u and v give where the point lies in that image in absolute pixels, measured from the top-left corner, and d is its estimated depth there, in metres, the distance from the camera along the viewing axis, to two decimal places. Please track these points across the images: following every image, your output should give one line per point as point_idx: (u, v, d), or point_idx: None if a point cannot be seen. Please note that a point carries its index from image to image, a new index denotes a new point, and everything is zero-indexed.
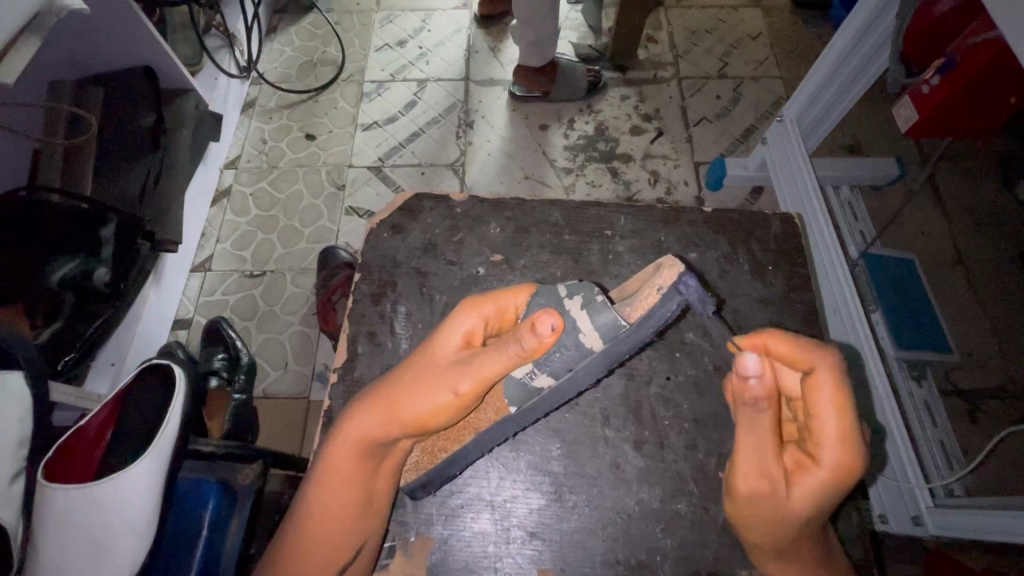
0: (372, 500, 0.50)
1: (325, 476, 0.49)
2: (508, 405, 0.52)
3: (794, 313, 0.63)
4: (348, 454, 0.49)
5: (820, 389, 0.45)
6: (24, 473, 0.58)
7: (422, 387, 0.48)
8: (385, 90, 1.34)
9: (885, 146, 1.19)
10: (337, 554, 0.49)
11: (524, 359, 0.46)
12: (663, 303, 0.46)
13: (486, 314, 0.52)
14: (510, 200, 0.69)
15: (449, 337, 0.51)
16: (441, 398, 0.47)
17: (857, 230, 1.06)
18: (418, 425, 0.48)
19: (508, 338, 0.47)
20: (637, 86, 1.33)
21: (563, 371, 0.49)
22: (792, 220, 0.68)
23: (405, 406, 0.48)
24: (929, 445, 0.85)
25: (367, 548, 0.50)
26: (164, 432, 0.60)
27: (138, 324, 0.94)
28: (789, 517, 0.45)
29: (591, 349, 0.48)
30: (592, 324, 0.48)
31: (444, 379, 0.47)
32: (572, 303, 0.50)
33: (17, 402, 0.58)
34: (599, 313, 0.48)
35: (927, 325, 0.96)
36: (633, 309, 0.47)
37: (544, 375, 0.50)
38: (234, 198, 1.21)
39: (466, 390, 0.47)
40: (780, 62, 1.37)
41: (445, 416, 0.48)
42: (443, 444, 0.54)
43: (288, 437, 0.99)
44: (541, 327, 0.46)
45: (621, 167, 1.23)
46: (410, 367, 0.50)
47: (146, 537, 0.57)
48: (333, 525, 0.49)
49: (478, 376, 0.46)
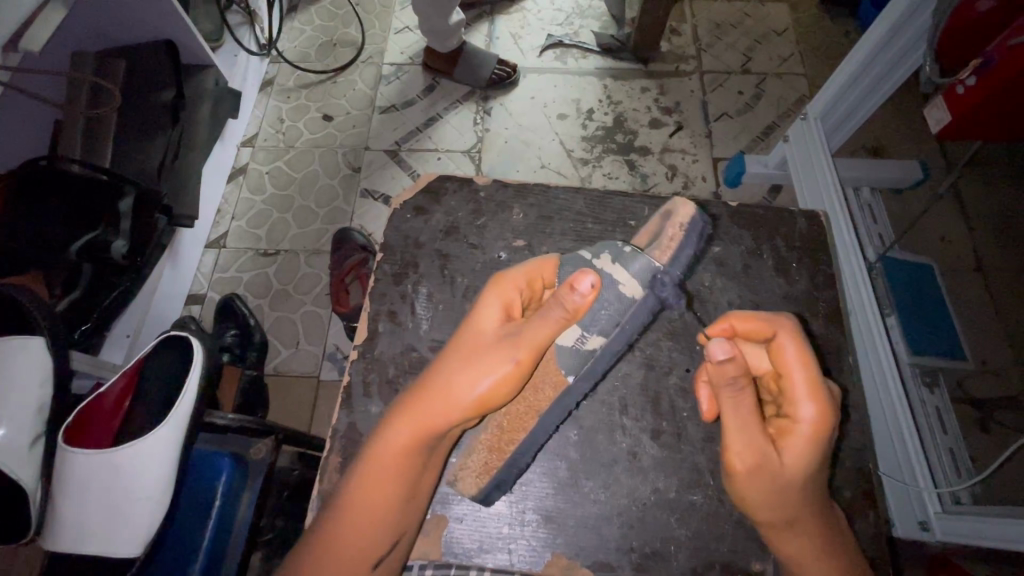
0: (414, 496, 0.50)
1: (373, 468, 0.48)
2: (566, 376, 0.53)
3: (816, 311, 0.63)
4: (401, 449, 0.48)
5: (784, 350, 0.49)
6: (42, 437, 0.59)
7: (475, 363, 0.48)
8: (403, 73, 1.33)
9: (910, 150, 1.18)
10: (370, 550, 0.48)
11: (569, 321, 0.50)
12: (685, 238, 0.56)
13: (514, 286, 0.54)
14: (533, 186, 0.68)
15: (486, 312, 0.52)
16: (499, 369, 0.48)
17: (876, 233, 1.05)
18: (479, 406, 0.48)
19: (547, 304, 0.50)
20: (659, 79, 1.31)
21: (611, 326, 0.52)
22: (819, 218, 0.67)
23: (465, 389, 0.48)
24: (938, 450, 0.84)
25: (402, 542, 0.50)
26: (181, 402, 0.61)
27: (154, 296, 0.96)
28: (788, 479, 0.45)
29: (634, 296, 0.52)
30: (629, 273, 0.52)
31: (496, 353, 0.49)
32: (602, 261, 0.53)
33: (39, 366, 0.60)
34: (632, 262, 0.52)
35: (941, 330, 0.95)
36: (660, 251, 0.54)
37: (595, 336, 0.52)
38: (251, 175, 1.21)
39: (522, 359, 0.48)
40: (806, 59, 1.34)
41: (502, 394, 0.48)
42: (507, 438, 0.53)
43: (297, 414, 1.00)
44: (580, 285, 0.50)
45: (639, 159, 1.22)
46: (455, 349, 0.51)
47: (161, 506, 0.58)
48: (372, 517, 0.48)
49: (535, 343, 0.48)
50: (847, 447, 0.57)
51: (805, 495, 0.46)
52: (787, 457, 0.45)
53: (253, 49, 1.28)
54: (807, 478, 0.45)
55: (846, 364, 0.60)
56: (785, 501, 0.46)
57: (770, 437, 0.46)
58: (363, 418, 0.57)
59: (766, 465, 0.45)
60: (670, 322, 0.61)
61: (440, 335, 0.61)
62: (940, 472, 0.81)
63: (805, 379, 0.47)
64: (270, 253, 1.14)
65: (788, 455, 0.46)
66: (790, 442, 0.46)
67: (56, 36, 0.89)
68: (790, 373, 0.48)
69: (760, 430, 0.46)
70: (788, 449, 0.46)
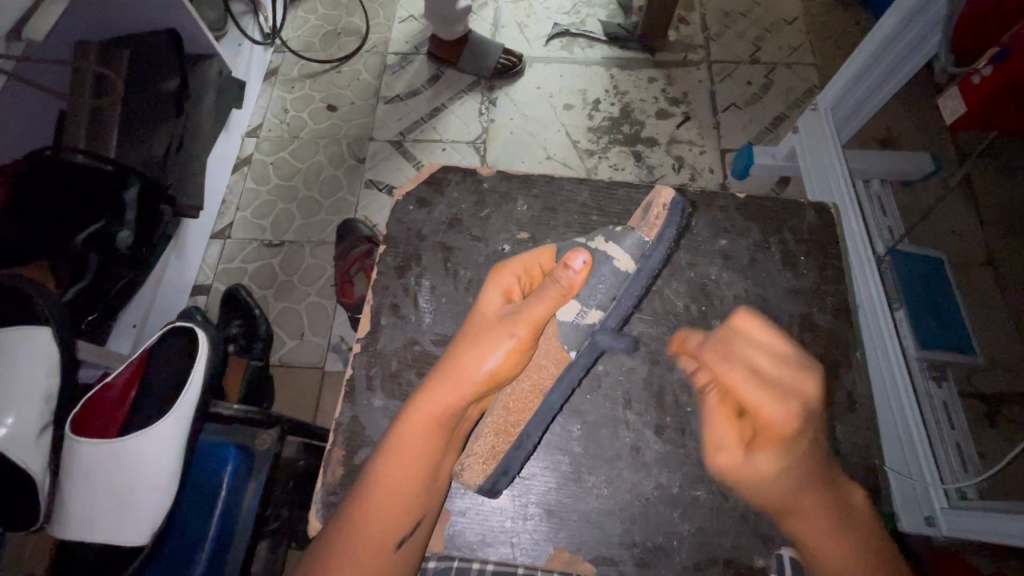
0: (436, 479, 0.50)
1: (399, 444, 0.49)
2: (568, 351, 0.56)
3: (824, 304, 0.62)
4: (425, 426, 0.50)
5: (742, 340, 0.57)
6: (49, 427, 0.60)
7: (481, 343, 0.52)
8: (408, 63, 1.31)
9: (922, 141, 1.16)
10: (397, 528, 0.48)
11: (565, 296, 0.55)
12: (670, 217, 0.59)
13: (513, 273, 0.58)
14: (537, 177, 0.68)
15: (489, 299, 0.56)
16: (502, 346, 0.52)
17: (886, 226, 1.04)
18: (488, 381, 0.52)
19: (547, 281, 0.56)
20: (666, 68, 1.29)
21: (609, 300, 0.57)
22: (827, 211, 0.66)
23: (474, 367, 0.51)
24: (944, 445, 0.84)
25: (423, 525, 0.49)
26: (188, 391, 0.62)
27: (159, 287, 0.96)
28: (762, 477, 0.51)
29: (627, 270, 0.57)
30: (622, 250, 0.58)
31: (497, 332, 0.53)
32: (595, 243, 0.59)
33: (46, 356, 0.60)
34: (624, 240, 0.58)
35: (950, 324, 0.94)
36: (648, 228, 0.59)
37: (594, 311, 0.57)
38: (255, 166, 1.21)
39: (522, 334, 0.52)
40: (816, 48, 1.32)
41: (509, 368, 0.52)
42: (514, 420, 0.54)
43: (302, 405, 1.01)
44: (574, 263, 0.56)
45: (645, 150, 1.20)
46: (463, 335, 0.55)
47: (168, 495, 0.58)
48: (401, 489, 0.48)
49: (531, 320, 0.53)
50: (854, 444, 0.56)
51: (797, 487, 0.50)
52: (758, 455, 0.51)
53: (256, 38, 1.27)
54: (780, 468, 0.50)
55: (854, 359, 0.60)
56: (762, 488, 0.51)
57: (747, 437, 0.53)
58: (366, 410, 0.57)
59: (735, 458, 0.52)
60: (676, 317, 0.61)
61: (443, 328, 0.60)
62: (946, 467, 0.81)
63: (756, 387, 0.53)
64: (274, 245, 1.14)
65: (762, 451, 0.51)
66: (766, 444, 0.51)
67: (59, 26, 0.88)
68: (740, 381, 0.53)
69: (733, 429, 0.53)
70: (762, 443, 0.51)
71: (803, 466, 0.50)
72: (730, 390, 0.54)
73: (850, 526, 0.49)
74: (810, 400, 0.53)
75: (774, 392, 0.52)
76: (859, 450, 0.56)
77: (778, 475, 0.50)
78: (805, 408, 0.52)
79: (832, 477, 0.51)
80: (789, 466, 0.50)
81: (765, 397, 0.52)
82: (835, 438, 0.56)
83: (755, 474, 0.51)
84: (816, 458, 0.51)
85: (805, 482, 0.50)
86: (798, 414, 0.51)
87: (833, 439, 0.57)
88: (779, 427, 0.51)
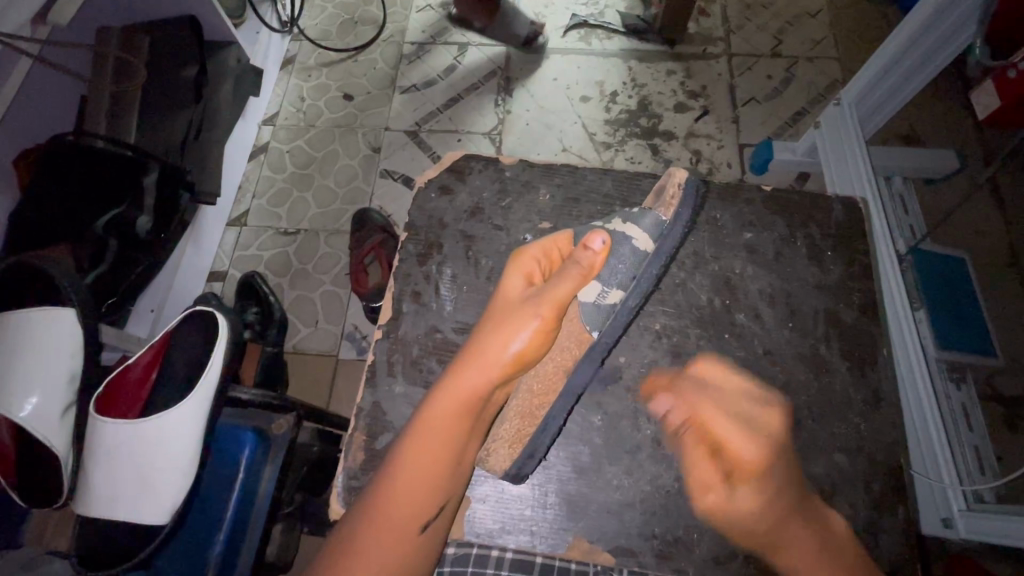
0: (460, 464, 0.49)
1: (425, 427, 0.49)
2: (589, 331, 0.57)
3: (850, 301, 0.61)
4: (453, 408, 0.49)
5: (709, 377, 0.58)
6: (73, 406, 0.61)
7: (506, 324, 0.53)
8: (426, 52, 1.31)
9: (949, 139, 1.13)
10: (422, 511, 0.47)
11: (586, 277, 0.56)
12: (684, 197, 0.60)
13: (533, 258, 0.58)
14: (560, 167, 0.67)
15: (511, 283, 0.57)
16: (527, 327, 0.52)
17: (907, 224, 1.02)
18: (515, 363, 0.52)
19: (567, 263, 0.57)
20: (686, 60, 1.28)
21: (629, 279, 0.58)
22: (854, 205, 0.65)
23: (500, 349, 0.52)
24: (963, 447, 0.82)
25: (447, 509, 0.49)
26: (209, 373, 0.62)
27: (177, 271, 0.97)
28: (746, 511, 0.51)
29: (647, 249, 0.58)
30: (640, 229, 0.59)
31: (521, 314, 0.53)
32: (614, 224, 0.60)
33: (70, 337, 0.62)
34: (642, 219, 0.59)
35: (972, 325, 0.92)
36: (664, 207, 0.60)
37: (615, 290, 0.57)
38: (271, 154, 1.21)
39: (546, 314, 0.53)
40: (840, 42, 1.30)
41: (534, 349, 0.53)
42: (538, 403, 0.55)
43: (316, 391, 1.01)
44: (593, 244, 0.57)
45: (663, 144, 1.19)
46: (486, 320, 0.55)
47: (188, 476, 0.59)
48: (427, 472, 0.48)
49: (554, 300, 0.54)
50: (876, 441, 0.56)
51: (782, 517, 0.50)
52: (739, 490, 0.51)
53: (274, 26, 1.27)
54: (761, 504, 0.50)
55: (879, 357, 0.59)
56: (747, 526, 0.51)
57: (725, 473, 0.52)
58: (387, 396, 0.57)
59: (721, 495, 0.52)
60: (699, 310, 0.60)
61: (464, 317, 0.60)
62: (964, 470, 0.80)
63: (724, 422, 0.53)
64: (290, 232, 1.14)
65: (742, 486, 0.51)
66: (742, 479, 0.51)
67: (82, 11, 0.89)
68: (707, 419, 0.54)
69: (711, 467, 0.53)
70: (740, 477, 0.52)
71: (781, 495, 0.50)
72: (701, 429, 0.54)
73: (835, 564, 0.48)
74: (777, 436, 0.54)
75: (744, 430, 0.53)
76: (878, 447, 0.56)
77: (759, 509, 0.50)
78: (772, 440, 0.53)
79: (811, 512, 0.51)
80: (770, 500, 0.50)
81: (736, 434, 0.53)
82: (855, 434, 0.56)
83: (740, 512, 0.51)
84: (794, 492, 0.51)
85: (786, 517, 0.50)
86: (767, 449, 0.52)
87: (855, 436, 0.56)
88: (749, 461, 0.51)
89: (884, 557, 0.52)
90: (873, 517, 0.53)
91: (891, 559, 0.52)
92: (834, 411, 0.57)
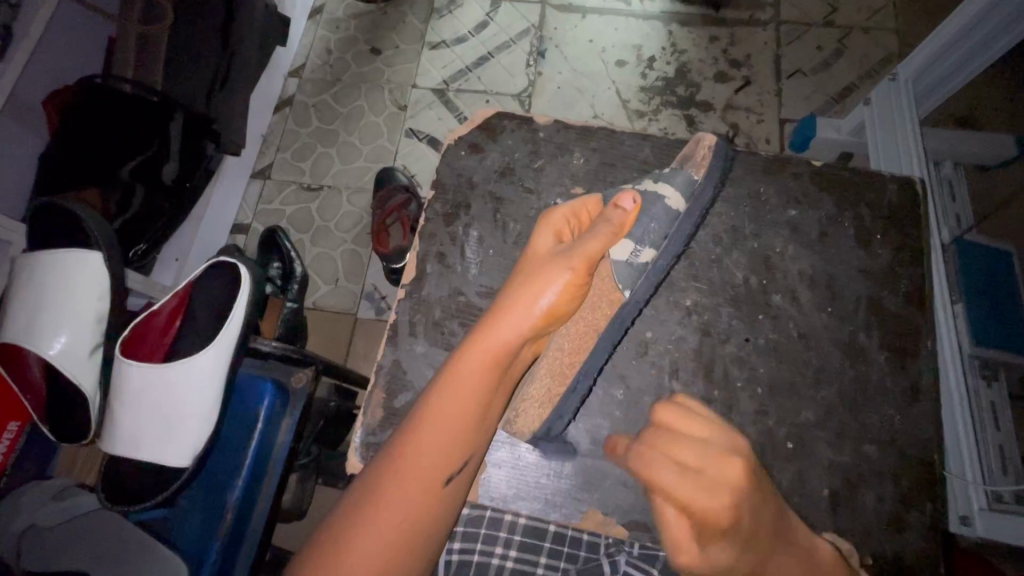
0: (485, 419, 0.49)
1: (453, 380, 0.48)
2: (621, 291, 0.56)
3: (896, 288, 0.58)
4: (483, 365, 0.49)
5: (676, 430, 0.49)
6: (101, 347, 0.64)
7: (538, 278, 0.52)
8: (457, 7, 1.25)
9: (1009, 122, 1.06)
10: (446, 463, 0.47)
11: (617, 234, 0.55)
12: (715, 160, 0.59)
13: (562, 216, 0.56)
14: (597, 129, 0.64)
15: (542, 238, 0.55)
16: (559, 280, 0.51)
17: (953, 214, 0.98)
18: (546, 318, 0.51)
19: (597, 221, 0.56)
20: (730, 27, 1.20)
21: (661, 238, 0.56)
22: (909, 187, 0.61)
23: (531, 304, 0.51)
24: (987, 445, 0.80)
25: (471, 463, 0.49)
26: (230, 322, 0.62)
27: (199, 222, 0.97)
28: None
29: (679, 208, 0.56)
30: (673, 188, 0.57)
31: (554, 266, 0.52)
32: (644, 184, 0.58)
33: (96, 282, 0.62)
34: (673, 179, 0.58)
35: (1016, 323, 0.88)
36: (696, 167, 0.58)
37: (647, 249, 0.56)
38: (297, 107, 1.19)
39: (578, 267, 0.52)
40: (900, 12, 1.20)
41: (565, 304, 0.52)
42: (568, 363, 0.54)
43: (333, 347, 1.03)
44: (624, 203, 0.56)
45: (699, 115, 1.14)
46: (517, 274, 0.54)
47: (211, 421, 0.61)
48: (455, 425, 0.48)
49: (585, 255, 0.53)
50: (908, 435, 0.54)
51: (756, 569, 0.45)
52: (709, 549, 0.45)
53: None
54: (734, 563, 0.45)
55: (921, 349, 0.57)
56: None
57: (696, 531, 0.45)
58: (408, 355, 0.57)
59: (693, 555, 0.45)
60: (733, 289, 0.58)
61: (489, 281, 0.59)
62: (987, 467, 0.78)
63: (710, 458, 0.47)
64: (313, 188, 1.13)
65: (713, 545, 0.45)
66: (715, 538, 0.45)
67: None
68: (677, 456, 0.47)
69: (680, 520, 0.46)
70: (714, 537, 0.45)
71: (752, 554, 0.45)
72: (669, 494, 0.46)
73: None
74: (739, 485, 0.45)
75: (705, 485, 0.45)
76: (906, 441, 0.54)
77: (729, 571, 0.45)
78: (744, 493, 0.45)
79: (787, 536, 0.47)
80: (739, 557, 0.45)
81: (697, 491, 0.45)
82: (886, 425, 0.55)
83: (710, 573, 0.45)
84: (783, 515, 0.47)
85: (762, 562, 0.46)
86: (742, 490, 0.45)
87: (884, 429, 0.55)
88: (716, 519, 0.44)
89: (905, 550, 0.52)
90: (896, 509, 0.52)
91: (913, 552, 0.52)
92: (867, 401, 0.55)
